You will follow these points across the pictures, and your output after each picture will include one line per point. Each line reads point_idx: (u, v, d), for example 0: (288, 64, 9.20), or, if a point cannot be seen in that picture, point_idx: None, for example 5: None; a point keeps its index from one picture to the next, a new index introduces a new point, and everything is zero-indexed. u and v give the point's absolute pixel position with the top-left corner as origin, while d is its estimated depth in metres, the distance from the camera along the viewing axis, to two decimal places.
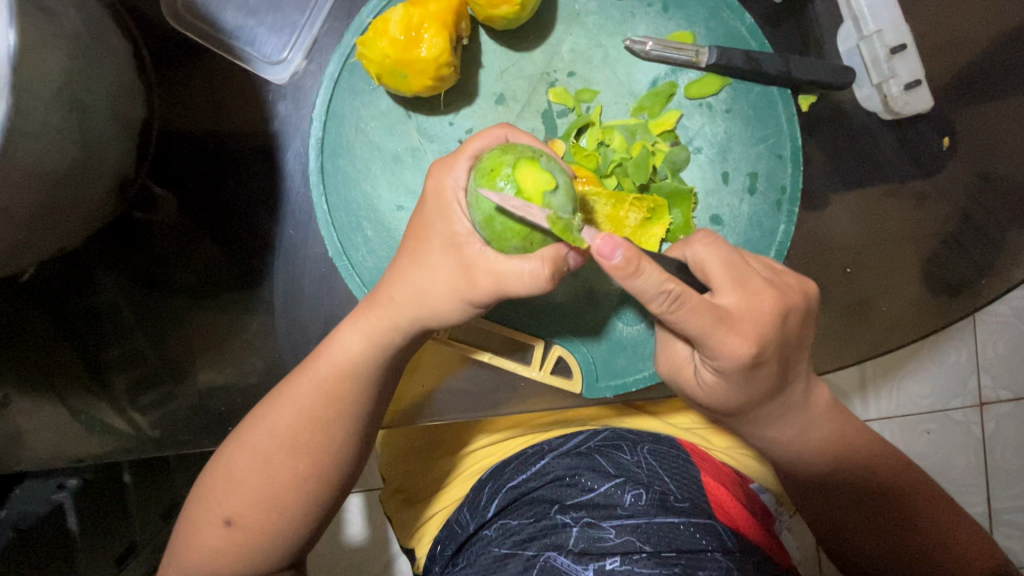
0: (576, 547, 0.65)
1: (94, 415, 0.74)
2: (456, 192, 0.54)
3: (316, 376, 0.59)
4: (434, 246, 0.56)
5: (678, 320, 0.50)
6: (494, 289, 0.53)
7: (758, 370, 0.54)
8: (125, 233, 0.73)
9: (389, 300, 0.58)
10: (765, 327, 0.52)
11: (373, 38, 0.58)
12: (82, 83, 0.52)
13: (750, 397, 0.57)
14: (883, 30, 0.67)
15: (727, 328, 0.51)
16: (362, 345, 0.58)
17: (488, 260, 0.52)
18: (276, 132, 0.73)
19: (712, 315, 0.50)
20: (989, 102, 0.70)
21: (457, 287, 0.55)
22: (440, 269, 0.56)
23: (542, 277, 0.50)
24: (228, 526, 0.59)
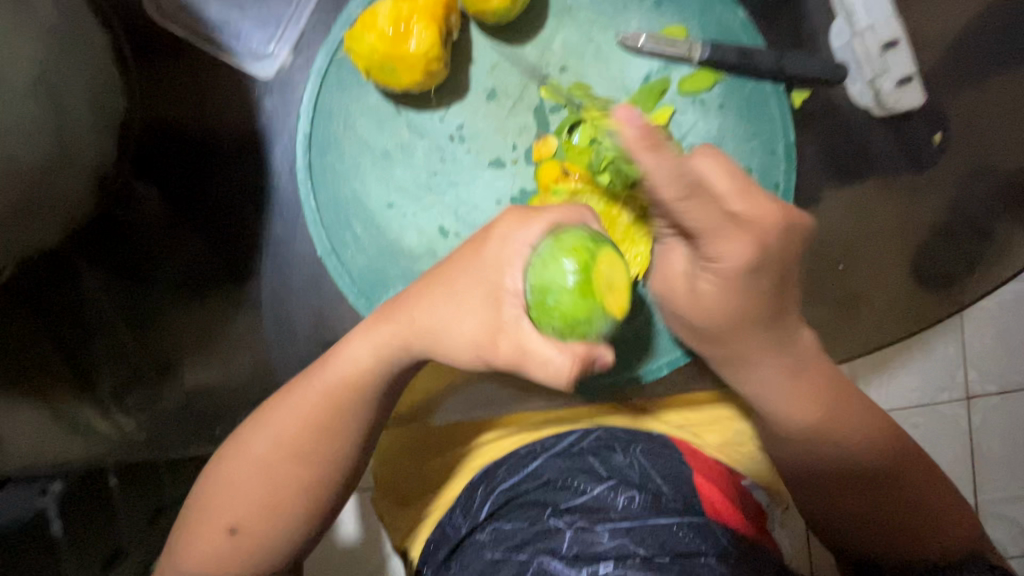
0: (569, 552, 0.66)
1: (77, 418, 0.71)
2: (521, 248, 0.52)
3: (306, 380, 0.58)
4: (474, 293, 0.54)
5: (687, 212, 0.51)
6: (511, 359, 0.52)
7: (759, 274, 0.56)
8: (108, 231, 0.72)
9: (411, 334, 0.57)
10: (767, 232, 0.54)
11: (361, 32, 0.57)
12: (61, 80, 0.50)
13: (746, 310, 0.58)
14: (875, 26, 0.66)
15: (730, 228, 0.53)
16: (351, 346, 0.58)
17: (529, 339, 0.50)
18: (263, 127, 0.71)
19: (719, 212, 0.52)
20: (981, 98, 0.70)
21: (478, 336, 0.54)
22: (465, 316, 0.54)
23: (565, 374, 0.48)
24: (227, 538, 0.58)
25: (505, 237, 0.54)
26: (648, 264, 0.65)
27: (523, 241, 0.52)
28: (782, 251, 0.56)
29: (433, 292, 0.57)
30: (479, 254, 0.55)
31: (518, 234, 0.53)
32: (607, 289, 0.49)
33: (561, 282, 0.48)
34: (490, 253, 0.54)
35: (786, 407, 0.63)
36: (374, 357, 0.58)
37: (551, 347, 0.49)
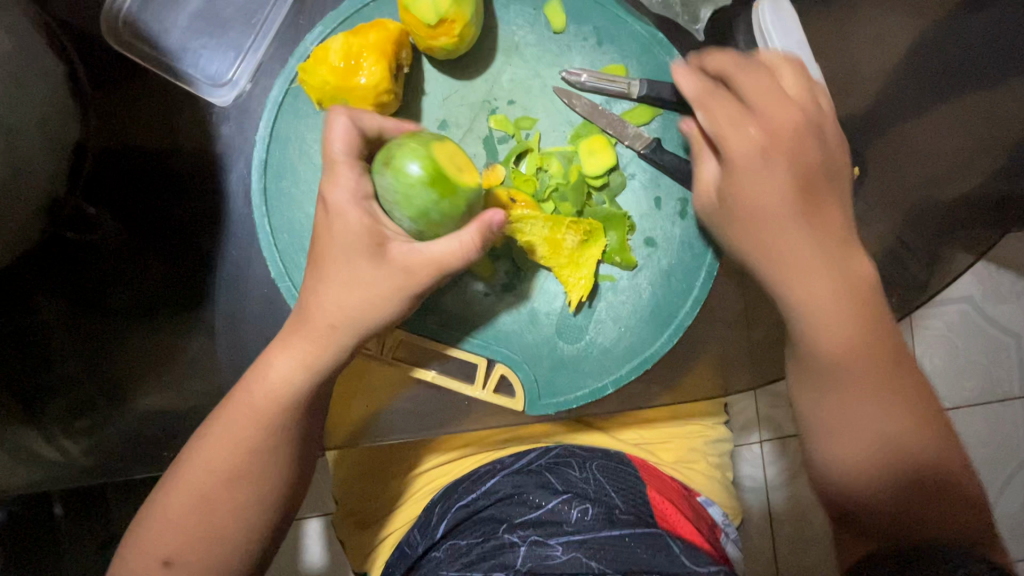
0: (523, 566, 0.65)
1: (23, 443, 0.72)
2: (358, 207, 0.54)
3: (252, 401, 0.58)
4: (356, 259, 0.55)
5: (706, 104, 0.59)
6: (429, 278, 0.56)
7: (785, 172, 0.58)
8: (57, 255, 0.72)
9: (312, 320, 0.57)
10: (786, 130, 0.58)
11: (314, 65, 0.60)
12: (10, 106, 0.51)
13: (789, 204, 0.58)
14: (797, 68, 0.69)
15: (747, 120, 0.59)
16: (297, 366, 0.58)
17: (421, 253, 0.55)
18: (220, 153, 0.73)
19: (737, 107, 0.59)
20: (893, 136, 0.76)
21: (388, 285, 0.56)
22: (363, 276, 0.56)
23: (473, 247, 0.55)
24: (168, 562, 0.58)
25: (332, 201, 0.55)
26: (590, 288, 0.69)
27: (349, 186, 0.54)
28: (810, 147, 0.59)
29: (325, 281, 0.56)
30: (324, 216, 0.56)
31: (336, 195, 0.55)
32: (455, 168, 0.55)
33: (404, 185, 0.53)
34: (333, 202, 0.55)
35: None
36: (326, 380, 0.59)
37: (447, 241, 0.55)
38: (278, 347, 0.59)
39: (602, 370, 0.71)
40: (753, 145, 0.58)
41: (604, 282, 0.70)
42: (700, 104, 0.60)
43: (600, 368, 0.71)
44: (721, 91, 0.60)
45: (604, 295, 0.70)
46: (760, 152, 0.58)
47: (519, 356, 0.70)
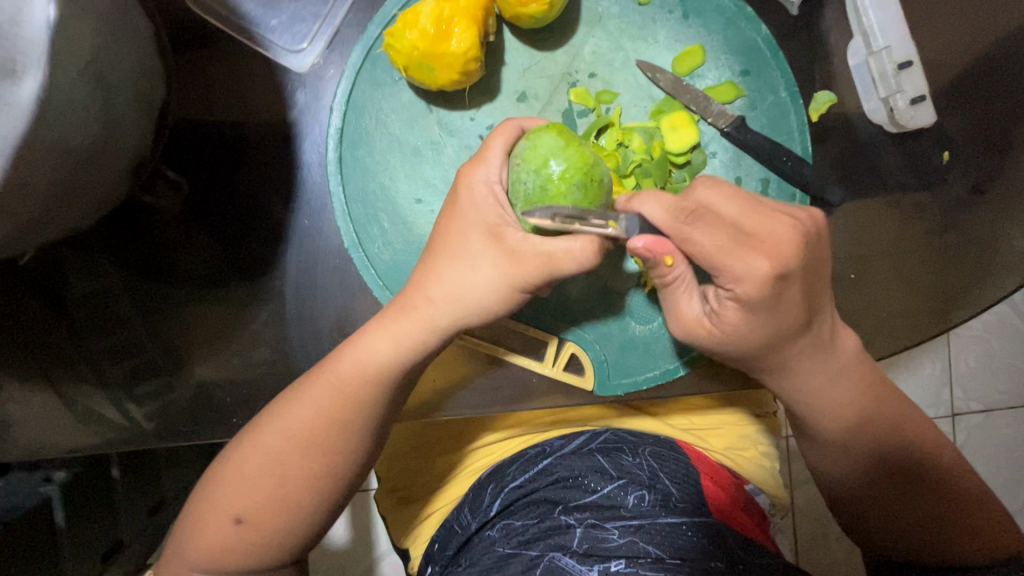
0: (580, 547, 0.66)
1: (91, 405, 0.72)
2: (489, 187, 0.57)
3: (333, 369, 0.58)
4: (475, 239, 0.57)
5: (693, 240, 0.54)
6: (545, 273, 0.55)
7: (783, 303, 0.55)
8: (130, 218, 0.72)
9: (428, 301, 0.58)
10: (785, 245, 0.52)
11: (402, 30, 0.59)
12: (109, 60, 0.50)
13: (776, 336, 0.58)
14: (891, 47, 0.69)
15: (741, 250, 0.53)
16: (379, 334, 0.58)
17: (535, 244, 0.55)
18: (294, 121, 0.72)
19: (727, 236, 0.53)
20: (984, 122, 0.73)
21: (504, 275, 0.56)
22: (482, 264, 0.57)
23: (594, 252, 0.54)
24: (241, 524, 0.58)
25: (467, 180, 0.58)
26: None
27: (490, 179, 0.57)
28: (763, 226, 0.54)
29: (438, 258, 0.58)
30: (456, 202, 0.58)
31: (473, 174, 0.58)
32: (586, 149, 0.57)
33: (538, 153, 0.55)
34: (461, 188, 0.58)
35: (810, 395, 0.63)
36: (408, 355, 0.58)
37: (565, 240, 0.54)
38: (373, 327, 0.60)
39: (673, 352, 0.72)
40: (760, 291, 0.53)
41: None
42: (679, 239, 0.55)
43: (669, 350, 0.72)
44: (701, 211, 0.54)
45: None
46: (762, 290, 0.53)
47: (591, 336, 0.72)
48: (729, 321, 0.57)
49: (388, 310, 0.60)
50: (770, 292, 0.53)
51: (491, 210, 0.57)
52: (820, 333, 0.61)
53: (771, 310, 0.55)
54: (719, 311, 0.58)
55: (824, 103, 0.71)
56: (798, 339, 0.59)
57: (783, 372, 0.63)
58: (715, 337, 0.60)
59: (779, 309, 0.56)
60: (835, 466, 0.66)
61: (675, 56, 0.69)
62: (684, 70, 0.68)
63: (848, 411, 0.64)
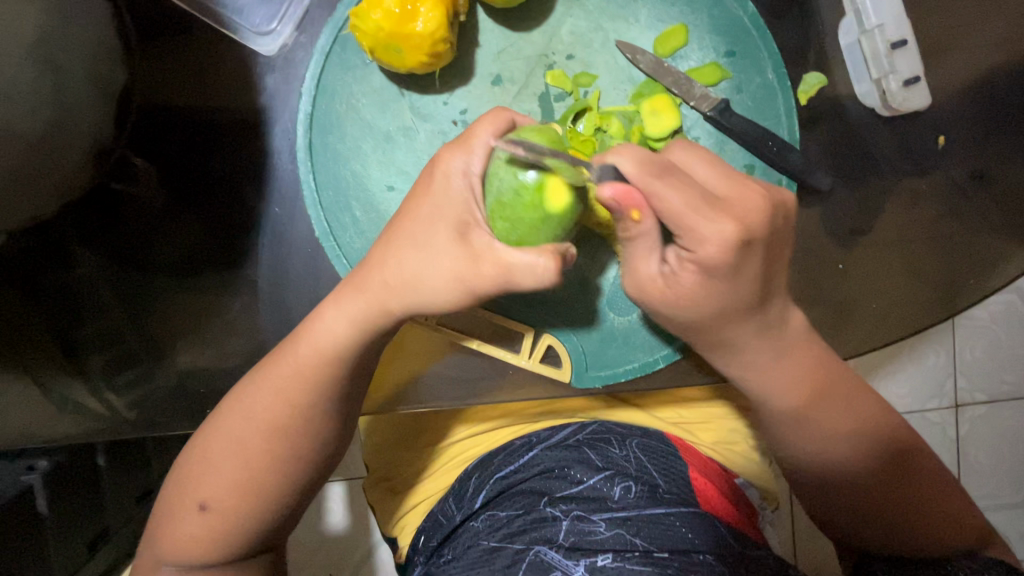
0: (566, 541, 0.65)
1: (68, 395, 0.71)
2: (466, 179, 0.56)
3: (303, 357, 0.57)
4: (440, 233, 0.55)
5: (661, 197, 0.50)
6: (501, 285, 0.52)
7: (743, 272, 0.53)
8: (102, 206, 0.71)
9: (383, 286, 0.56)
10: (750, 213, 0.52)
11: (366, 10, 0.56)
12: (58, 44, 0.49)
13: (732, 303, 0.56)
14: (884, 25, 0.66)
15: (710, 211, 0.51)
16: (347, 326, 0.57)
17: (497, 250, 0.52)
18: (265, 106, 0.70)
19: (697, 196, 0.50)
20: (985, 103, 0.70)
21: (460, 274, 0.53)
22: (440, 255, 0.54)
23: (551, 270, 0.51)
24: (206, 512, 0.57)
25: (446, 169, 0.56)
26: None
27: (468, 168, 0.56)
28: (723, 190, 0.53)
29: (401, 244, 0.56)
30: (427, 183, 0.57)
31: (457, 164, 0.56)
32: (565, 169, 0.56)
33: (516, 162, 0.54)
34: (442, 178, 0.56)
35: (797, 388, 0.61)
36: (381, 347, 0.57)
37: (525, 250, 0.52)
38: (331, 310, 0.57)
39: (654, 345, 0.70)
40: (722, 253, 0.51)
41: None
42: (648, 192, 0.50)
43: (649, 342, 0.70)
44: (671, 170, 0.51)
45: None
46: (726, 253, 0.51)
47: (567, 328, 0.71)
48: (685, 283, 0.54)
49: (344, 287, 0.58)
50: (733, 257, 0.51)
51: (465, 206, 0.55)
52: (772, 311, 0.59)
53: (734, 275, 0.53)
54: (675, 273, 0.54)
55: (813, 85, 0.68)
56: (746, 318, 0.57)
57: (761, 364, 0.61)
58: (666, 299, 0.56)
59: (738, 278, 0.54)
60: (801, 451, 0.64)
61: (656, 37, 0.66)
62: (665, 51, 0.66)
63: (834, 402, 0.63)
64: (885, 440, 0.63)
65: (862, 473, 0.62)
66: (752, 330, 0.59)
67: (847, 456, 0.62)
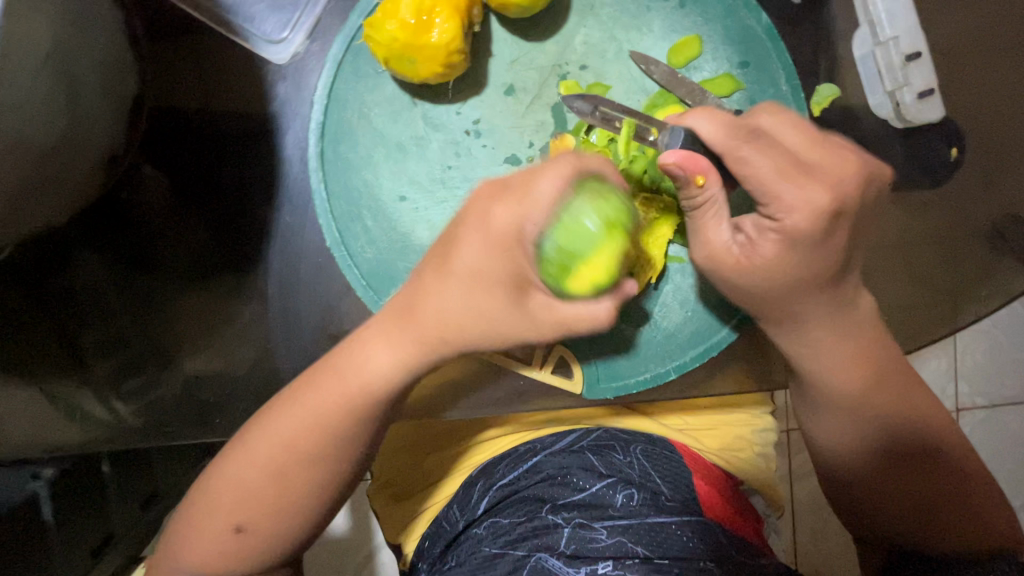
0: (567, 549, 0.65)
1: (75, 403, 0.71)
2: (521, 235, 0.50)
3: (325, 372, 0.58)
4: (494, 291, 0.53)
5: (749, 162, 0.52)
6: (559, 334, 0.54)
7: (832, 241, 0.54)
8: (110, 213, 0.70)
9: (439, 336, 0.56)
10: (845, 182, 0.53)
11: (381, 20, 0.56)
12: (72, 53, 0.49)
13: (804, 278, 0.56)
14: (898, 37, 0.65)
15: (801, 177, 0.52)
16: (376, 343, 0.57)
17: (558, 312, 0.53)
18: (276, 113, 0.70)
19: (786, 159, 0.52)
20: (995, 113, 0.70)
21: (521, 327, 0.54)
22: (496, 305, 0.54)
23: (610, 318, 0.53)
24: (242, 534, 0.57)
25: (500, 224, 0.51)
26: (659, 268, 0.68)
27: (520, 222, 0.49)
28: (834, 167, 0.53)
29: (450, 294, 0.54)
30: (477, 231, 0.52)
31: (508, 219, 0.50)
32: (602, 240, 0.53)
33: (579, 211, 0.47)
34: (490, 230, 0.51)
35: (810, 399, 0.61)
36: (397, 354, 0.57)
37: (582, 305, 0.51)
38: (378, 342, 0.57)
39: (665, 355, 0.70)
40: (808, 213, 0.52)
41: (672, 263, 0.69)
42: (734, 158, 0.52)
43: (663, 352, 0.70)
44: (760, 133, 0.52)
45: (672, 277, 0.70)
46: (815, 220, 0.52)
47: (580, 337, 0.70)
48: (763, 254, 0.55)
49: (392, 324, 0.57)
50: (822, 228, 0.53)
51: (514, 263, 0.51)
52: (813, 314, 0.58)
53: (815, 247, 0.54)
54: (755, 244, 0.55)
55: (826, 97, 0.68)
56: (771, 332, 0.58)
57: None
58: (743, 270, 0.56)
59: (821, 250, 0.54)
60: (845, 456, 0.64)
61: (670, 46, 0.66)
62: (678, 61, 0.65)
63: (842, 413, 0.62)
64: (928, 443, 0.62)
65: (894, 469, 0.62)
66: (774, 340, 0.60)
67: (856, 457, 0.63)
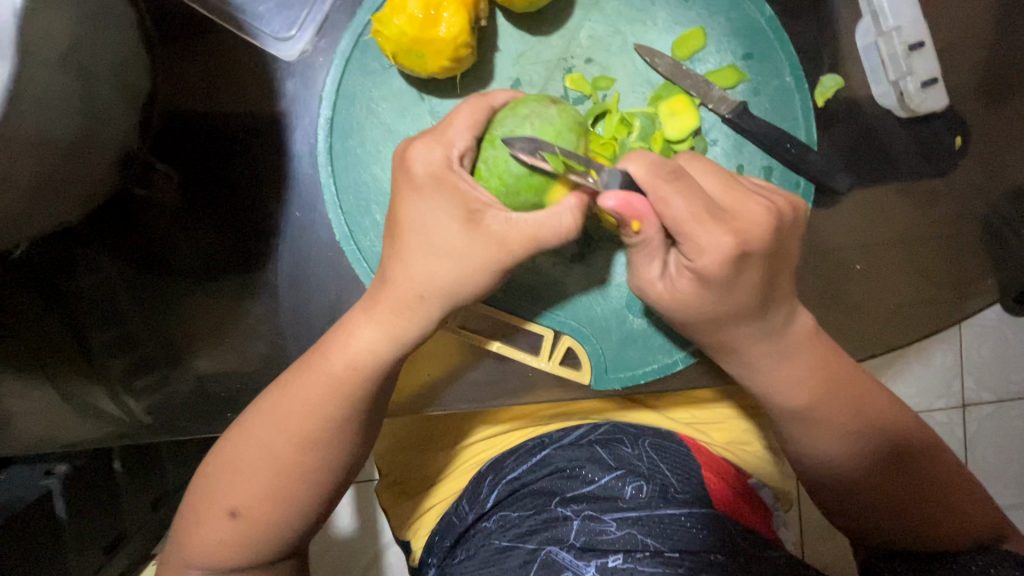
0: (577, 541, 0.65)
1: (88, 399, 0.72)
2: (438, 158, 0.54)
3: (336, 366, 0.58)
4: (447, 220, 0.54)
5: (668, 201, 0.52)
6: (527, 247, 0.54)
7: (741, 281, 0.55)
8: (120, 210, 0.71)
9: (416, 297, 0.56)
10: (754, 227, 0.54)
11: (390, 15, 0.57)
12: (88, 50, 0.50)
13: (726, 309, 0.57)
14: (902, 27, 0.66)
15: (710, 219, 0.52)
16: (387, 339, 0.58)
17: (517, 224, 0.53)
18: (285, 110, 0.71)
19: (703, 205, 0.52)
20: (998, 104, 0.70)
21: (492, 255, 0.54)
22: (458, 246, 0.55)
23: (570, 222, 0.54)
24: (236, 519, 0.58)
25: (422, 164, 0.54)
26: None
27: (428, 159, 0.54)
28: (761, 221, 0.54)
29: (415, 254, 0.56)
30: (410, 183, 0.55)
31: (430, 155, 0.54)
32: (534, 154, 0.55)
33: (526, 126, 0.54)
34: (420, 173, 0.54)
35: (806, 371, 0.62)
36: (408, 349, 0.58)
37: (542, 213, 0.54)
38: (360, 322, 0.58)
39: (673, 346, 0.71)
40: (719, 260, 0.53)
41: None
42: (656, 199, 0.52)
43: (669, 344, 0.71)
44: (681, 174, 0.52)
45: None
46: (723, 265, 0.53)
47: (588, 330, 0.71)
48: (683, 290, 0.57)
49: (372, 303, 0.58)
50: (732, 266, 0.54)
51: (454, 192, 0.54)
52: (775, 317, 0.60)
53: (734, 284, 0.55)
54: (674, 278, 0.57)
55: (830, 87, 0.69)
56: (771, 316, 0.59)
57: (783, 351, 0.61)
58: (670, 303, 0.58)
59: (733, 289, 0.56)
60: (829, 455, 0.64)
61: (674, 40, 0.66)
62: (683, 53, 0.66)
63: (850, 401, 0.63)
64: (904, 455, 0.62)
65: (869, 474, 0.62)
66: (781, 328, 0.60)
67: (857, 447, 0.62)
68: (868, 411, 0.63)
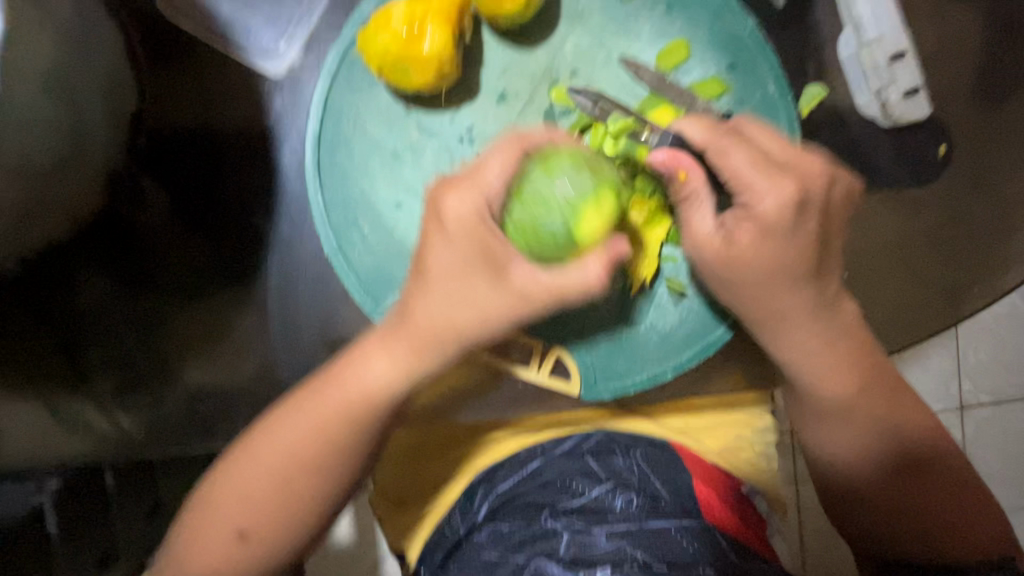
0: (566, 554, 0.64)
1: (79, 414, 0.74)
2: (478, 211, 0.54)
3: (334, 384, 0.58)
4: (474, 274, 0.55)
5: (724, 154, 0.56)
6: (546, 305, 0.55)
7: (801, 231, 0.56)
8: (109, 226, 0.71)
9: (432, 335, 0.57)
10: (808, 178, 0.56)
11: (374, 32, 0.58)
12: (74, 72, 0.51)
13: (788, 265, 0.57)
14: (883, 37, 0.67)
15: (769, 171, 0.56)
16: (380, 354, 0.58)
17: (543, 283, 0.54)
18: (273, 125, 0.71)
19: (757, 156, 0.56)
20: (982, 112, 0.71)
21: (510, 305, 0.56)
22: (478, 292, 0.56)
23: (597, 282, 0.54)
24: (244, 539, 0.58)
25: (454, 212, 0.54)
26: (653, 268, 0.69)
27: (459, 208, 0.54)
28: (812, 182, 0.56)
29: (434, 291, 0.56)
30: (444, 229, 0.55)
31: (463, 205, 0.54)
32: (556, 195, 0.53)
33: (555, 184, 0.53)
34: (453, 222, 0.54)
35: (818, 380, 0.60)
36: (399, 363, 0.58)
37: (574, 271, 0.54)
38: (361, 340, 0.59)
39: (663, 355, 0.71)
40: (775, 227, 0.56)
41: (666, 262, 0.70)
42: (712, 150, 0.56)
43: (660, 353, 0.71)
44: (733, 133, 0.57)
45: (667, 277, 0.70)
46: (782, 210, 0.55)
47: (579, 339, 0.71)
48: (741, 240, 0.57)
49: (389, 331, 0.58)
50: (792, 215, 0.56)
51: (485, 247, 0.54)
52: (827, 287, 0.60)
53: (790, 237, 0.56)
54: (730, 230, 0.58)
55: (812, 98, 0.69)
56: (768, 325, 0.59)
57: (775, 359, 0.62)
58: (728, 265, 0.58)
59: (792, 241, 0.57)
60: (844, 458, 0.64)
61: (659, 52, 0.67)
62: (667, 66, 0.67)
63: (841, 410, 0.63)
64: (919, 450, 0.63)
65: (887, 475, 0.63)
66: (775, 337, 0.60)
67: (864, 454, 0.63)
68: (868, 422, 0.62)
